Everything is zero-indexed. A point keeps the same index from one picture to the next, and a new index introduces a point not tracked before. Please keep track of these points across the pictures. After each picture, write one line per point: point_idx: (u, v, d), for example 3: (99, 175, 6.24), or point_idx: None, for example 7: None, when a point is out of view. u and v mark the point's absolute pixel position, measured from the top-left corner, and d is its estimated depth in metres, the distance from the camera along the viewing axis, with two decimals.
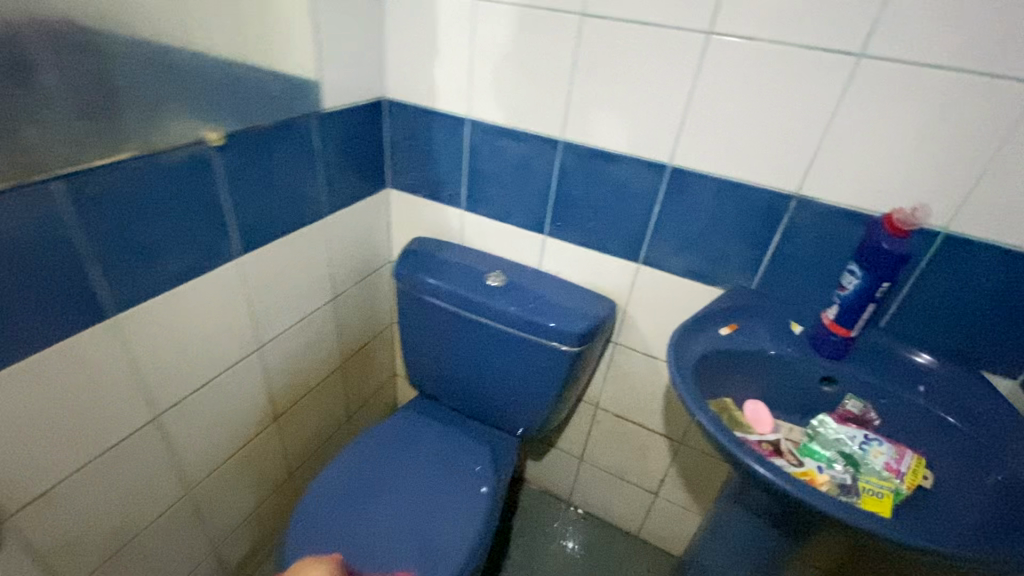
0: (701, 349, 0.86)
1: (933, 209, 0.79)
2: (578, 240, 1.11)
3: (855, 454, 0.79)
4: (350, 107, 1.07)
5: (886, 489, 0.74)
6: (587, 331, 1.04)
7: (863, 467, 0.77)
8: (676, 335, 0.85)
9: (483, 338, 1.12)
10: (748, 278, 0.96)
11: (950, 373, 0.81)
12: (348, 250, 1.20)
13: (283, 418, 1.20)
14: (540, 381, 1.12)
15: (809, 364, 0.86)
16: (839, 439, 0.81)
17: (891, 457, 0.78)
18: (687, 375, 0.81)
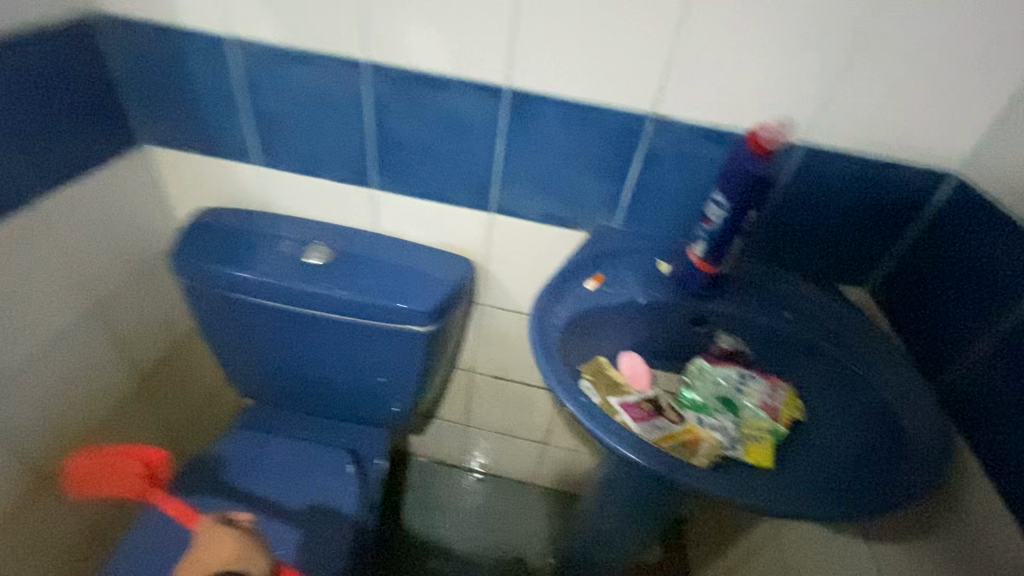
0: (565, 315, 0.74)
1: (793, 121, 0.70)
2: (413, 191, 0.90)
3: (732, 396, 0.74)
4: (27, 30, 0.70)
5: (763, 433, 0.71)
6: (439, 307, 0.87)
7: (740, 411, 0.73)
8: (536, 303, 0.71)
9: (316, 330, 0.91)
10: (612, 217, 0.84)
11: (815, 295, 0.79)
12: (99, 244, 0.88)
13: (60, 477, 0.91)
14: (397, 367, 0.94)
15: (681, 309, 0.78)
16: (716, 381, 0.76)
17: (765, 392, 0.74)
18: (552, 353, 0.68)
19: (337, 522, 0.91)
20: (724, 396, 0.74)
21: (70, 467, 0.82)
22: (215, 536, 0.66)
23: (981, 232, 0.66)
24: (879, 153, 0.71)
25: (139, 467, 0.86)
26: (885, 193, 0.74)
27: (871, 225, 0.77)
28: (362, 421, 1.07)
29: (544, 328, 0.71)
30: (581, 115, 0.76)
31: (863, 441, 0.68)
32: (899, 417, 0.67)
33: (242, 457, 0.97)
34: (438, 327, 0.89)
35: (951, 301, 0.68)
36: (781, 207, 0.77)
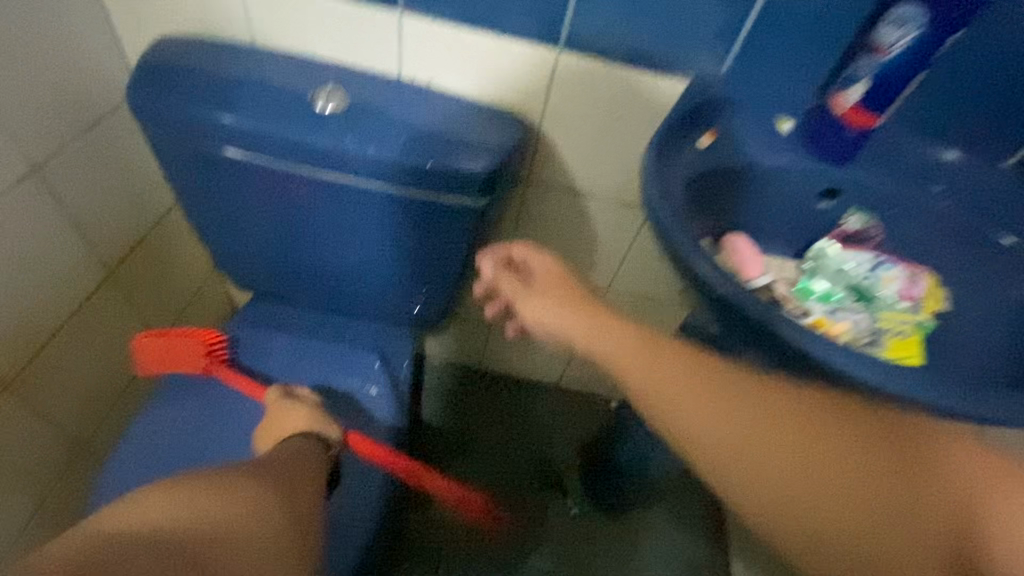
0: (679, 182, 0.58)
1: None
2: (458, 15, 0.66)
3: (863, 286, 0.61)
4: None
5: (905, 327, 0.59)
6: (494, 174, 0.67)
7: (876, 302, 0.60)
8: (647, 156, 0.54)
9: (333, 205, 0.71)
10: (725, 59, 0.63)
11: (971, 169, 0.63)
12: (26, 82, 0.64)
13: (25, 382, 0.77)
14: (434, 254, 0.76)
15: (809, 177, 0.62)
16: (843, 269, 0.62)
17: (903, 279, 0.61)
18: (672, 225, 0.54)
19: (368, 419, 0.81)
20: (853, 285, 0.62)
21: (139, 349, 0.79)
22: (282, 410, 0.69)
23: None
24: None
25: (202, 348, 0.80)
26: None
27: None
28: (384, 323, 0.90)
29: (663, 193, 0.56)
30: None
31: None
32: None
33: (254, 344, 0.85)
34: (489, 204, 0.70)
35: None
36: (962, 47, 0.57)
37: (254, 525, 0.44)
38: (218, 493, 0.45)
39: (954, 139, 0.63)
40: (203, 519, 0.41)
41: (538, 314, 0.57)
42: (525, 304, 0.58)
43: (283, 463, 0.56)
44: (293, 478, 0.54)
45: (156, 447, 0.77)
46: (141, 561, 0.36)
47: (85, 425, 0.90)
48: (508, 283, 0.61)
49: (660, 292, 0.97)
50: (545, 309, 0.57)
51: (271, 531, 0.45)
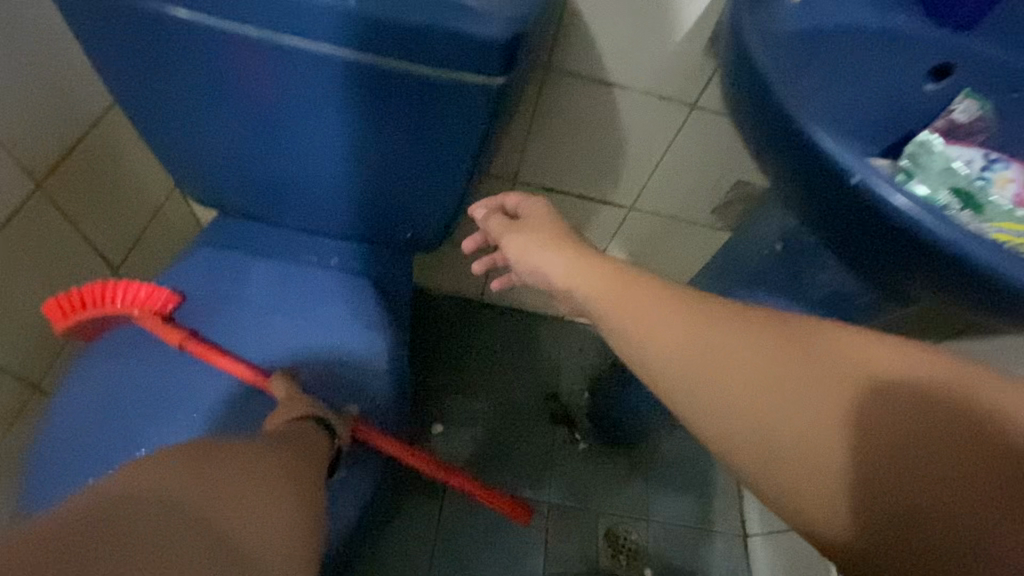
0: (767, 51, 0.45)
1: None
2: None
3: (976, 188, 0.50)
4: None
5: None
6: (517, 34, 0.51)
7: (991, 209, 0.49)
8: None
9: (308, 80, 0.55)
10: None
11: None
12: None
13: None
14: (436, 159, 0.62)
15: (919, 44, 0.50)
16: (953, 165, 0.50)
17: (1015, 186, 0.50)
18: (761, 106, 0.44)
19: (351, 354, 0.68)
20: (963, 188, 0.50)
21: (61, 303, 0.67)
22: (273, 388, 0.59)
23: None
24: None
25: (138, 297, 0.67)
26: None
27: None
28: (377, 246, 0.77)
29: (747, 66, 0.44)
30: None
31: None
32: None
33: (212, 276, 0.71)
34: (511, 82, 0.55)
35: None
36: None
37: (272, 506, 0.33)
38: (224, 461, 0.34)
39: None
40: (205, 498, 0.30)
41: (528, 256, 0.47)
42: (507, 242, 0.49)
43: (284, 443, 0.44)
44: (298, 459, 0.42)
45: (116, 399, 0.62)
46: (134, 534, 0.26)
47: (34, 353, 0.78)
48: (494, 223, 0.51)
49: (690, 212, 0.85)
50: (536, 249, 0.46)
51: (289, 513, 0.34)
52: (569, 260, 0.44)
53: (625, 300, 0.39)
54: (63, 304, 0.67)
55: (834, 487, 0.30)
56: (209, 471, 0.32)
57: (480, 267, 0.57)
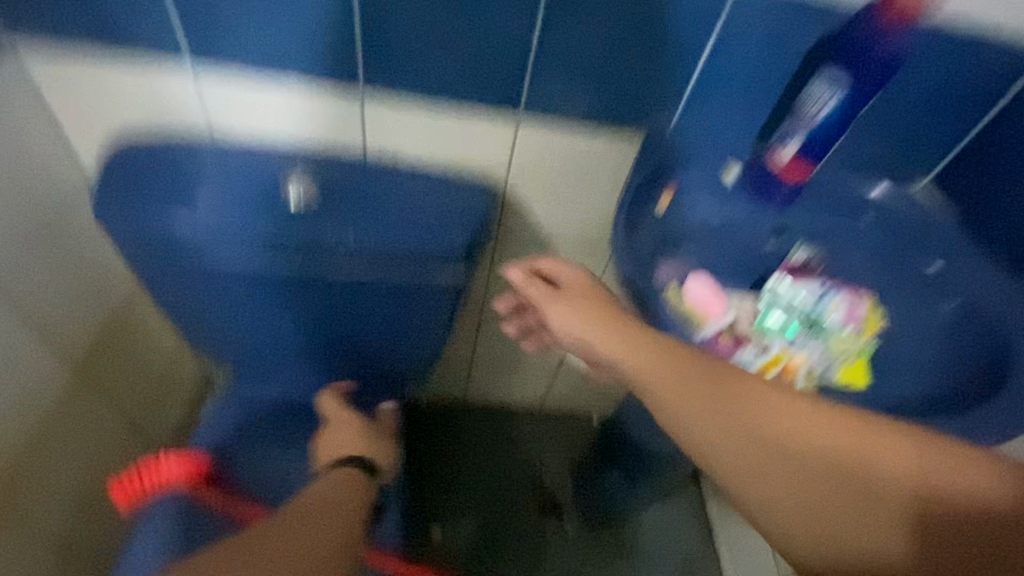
0: (637, 260, 0.67)
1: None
2: (416, 96, 0.69)
3: (817, 317, 0.67)
4: None
5: (848, 357, 0.67)
6: (471, 244, 0.72)
7: (826, 334, 0.67)
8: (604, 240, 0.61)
9: (320, 290, 0.75)
10: (675, 115, 0.69)
11: (897, 199, 0.71)
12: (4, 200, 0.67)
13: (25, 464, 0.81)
14: (418, 322, 0.81)
15: (754, 220, 0.69)
16: (800, 301, 0.67)
17: (845, 310, 0.68)
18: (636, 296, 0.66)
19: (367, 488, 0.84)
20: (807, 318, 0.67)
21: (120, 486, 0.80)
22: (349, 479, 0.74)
23: None
24: (1004, 21, 0.59)
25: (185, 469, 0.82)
26: (991, 71, 0.63)
27: (962, 110, 0.67)
28: (374, 380, 0.92)
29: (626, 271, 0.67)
30: None
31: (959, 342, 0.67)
32: (1003, 336, 0.65)
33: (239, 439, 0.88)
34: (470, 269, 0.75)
35: None
36: None
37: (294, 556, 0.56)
38: (266, 539, 0.57)
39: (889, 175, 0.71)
40: (251, 564, 0.53)
41: (566, 328, 0.63)
42: (553, 310, 0.64)
43: (325, 509, 0.66)
44: (333, 522, 0.63)
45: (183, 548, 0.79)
46: None
47: (88, 488, 0.96)
48: (536, 291, 0.66)
49: None
50: (575, 322, 0.63)
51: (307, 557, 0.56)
52: (605, 333, 0.60)
53: (677, 371, 0.55)
54: (125, 485, 0.80)
55: (883, 539, 0.48)
56: (259, 550, 0.55)
57: (506, 303, 0.74)
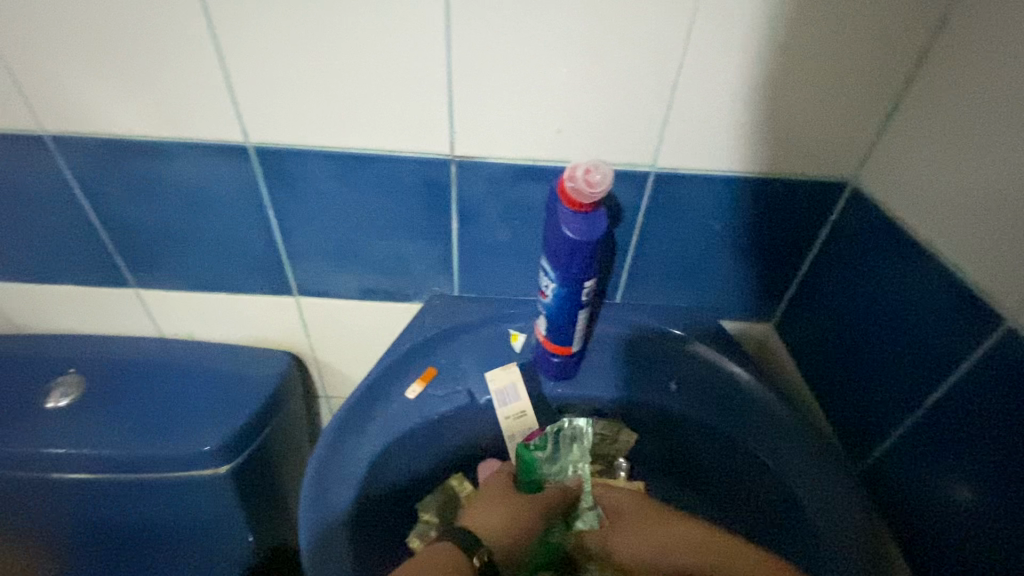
0: (350, 488, 0.53)
1: (639, 169, 0.54)
2: (187, 288, 0.68)
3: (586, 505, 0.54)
4: None
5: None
6: (238, 436, 0.67)
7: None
8: (320, 445, 0.55)
9: (73, 499, 0.67)
10: (451, 284, 0.66)
11: (712, 354, 0.61)
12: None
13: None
14: (200, 521, 0.71)
15: (536, 401, 0.60)
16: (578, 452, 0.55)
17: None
18: (335, 547, 0.50)
19: None
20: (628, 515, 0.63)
21: None
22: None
23: (887, 262, 0.51)
24: (749, 171, 0.54)
25: None
26: (765, 217, 0.58)
27: (759, 254, 0.61)
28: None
29: (318, 513, 0.51)
30: (358, 168, 0.56)
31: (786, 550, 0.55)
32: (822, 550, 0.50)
33: None
34: (246, 461, 0.69)
35: (875, 360, 0.52)
36: (644, 241, 0.60)
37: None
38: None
39: (691, 329, 0.63)
40: None
41: (629, 544, 0.49)
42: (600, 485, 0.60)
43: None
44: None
45: None
46: None
47: None
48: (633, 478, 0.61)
49: None
50: (638, 538, 0.49)
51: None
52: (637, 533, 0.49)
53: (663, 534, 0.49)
54: None
55: None
56: None
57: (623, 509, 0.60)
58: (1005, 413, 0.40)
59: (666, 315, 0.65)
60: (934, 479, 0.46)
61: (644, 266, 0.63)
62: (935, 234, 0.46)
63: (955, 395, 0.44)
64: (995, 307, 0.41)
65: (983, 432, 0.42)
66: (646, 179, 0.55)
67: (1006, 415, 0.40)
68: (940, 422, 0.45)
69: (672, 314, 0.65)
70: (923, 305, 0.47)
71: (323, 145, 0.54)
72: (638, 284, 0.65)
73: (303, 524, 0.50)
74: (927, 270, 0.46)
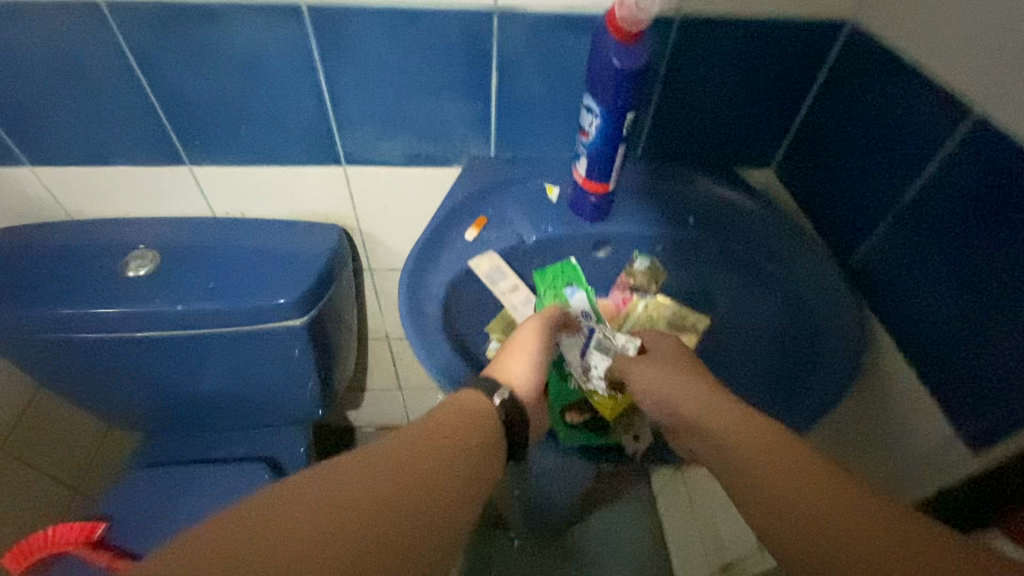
0: (436, 301, 0.64)
1: (667, 13, 0.60)
2: (240, 161, 0.73)
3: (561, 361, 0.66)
4: None
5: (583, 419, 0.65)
6: (311, 292, 0.75)
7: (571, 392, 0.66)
8: (403, 273, 0.63)
9: (172, 354, 0.76)
10: (490, 145, 0.72)
11: (718, 188, 0.70)
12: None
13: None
14: (283, 368, 0.82)
15: (577, 240, 0.69)
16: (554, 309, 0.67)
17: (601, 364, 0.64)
18: (433, 339, 0.60)
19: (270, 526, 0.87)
20: (580, 282, 0.69)
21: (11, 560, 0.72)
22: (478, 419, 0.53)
23: (882, 84, 0.59)
24: (765, 14, 0.60)
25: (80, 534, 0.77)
26: (776, 58, 0.64)
27: (766, 99, 0.69)
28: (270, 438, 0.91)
29: (418, 320, 0.61)
30: (408, 25, 0.60)
31: (782, 337, 0.67)
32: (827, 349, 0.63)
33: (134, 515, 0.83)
34: (317, 317, 0.78)
35: (864, 177, 0.62)
36: (667, 91, 0.67)
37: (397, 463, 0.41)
38: (316, 476, 0.37)
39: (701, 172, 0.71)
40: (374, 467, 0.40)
41: (648, 374, 0.58)
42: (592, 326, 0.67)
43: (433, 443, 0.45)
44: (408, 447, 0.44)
45: None
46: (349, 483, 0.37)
47: None
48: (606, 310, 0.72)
49: None
50: (653, 376, 0.57)
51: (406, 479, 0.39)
52: (667, 371, 0.56)
53: (666, 382, 0.56)
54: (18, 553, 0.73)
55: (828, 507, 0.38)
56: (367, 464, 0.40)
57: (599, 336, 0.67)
58: (972, 186, 0.50)
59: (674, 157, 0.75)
60: (912, 259, 0.57)
61: (665, 116, 0.70)
62: (922, 53, 0.54)
63: (934, 184, 0.54)
64: (968, 103, 0.50)
65: (993, 202, 0.48)
66: (672, 25, 0.61)
67: (974, 192, 0.50)
68: (919, 212, 0.56)
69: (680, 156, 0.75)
70: (912, 115, 0.55)
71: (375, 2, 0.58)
72: (659, 135, 0.72)
73: (405, 321, 0.60)
74: (918, 83, 0.54)
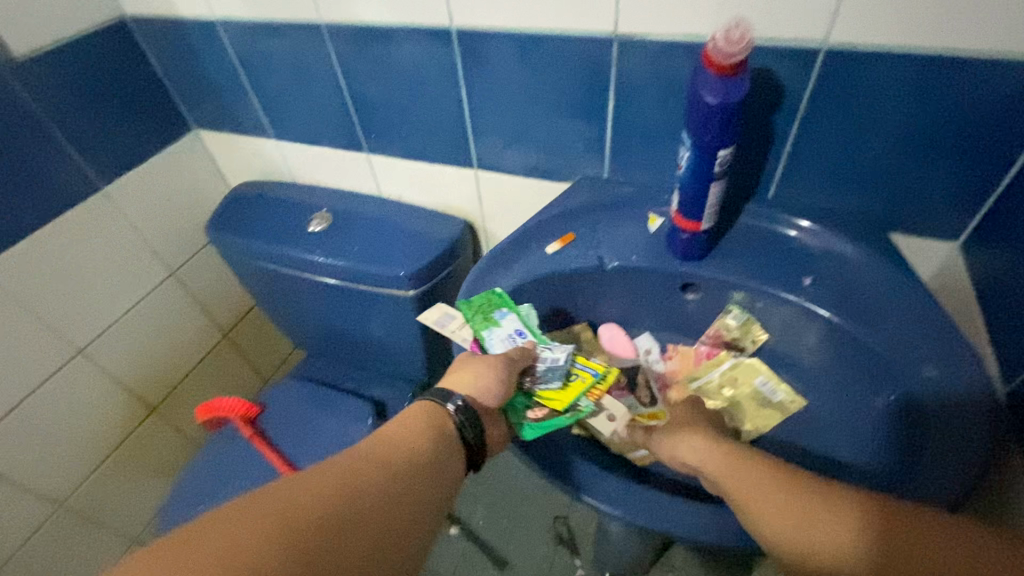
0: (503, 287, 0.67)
1: (808, 45, 0.52)
2: (400, 153, 0.88)
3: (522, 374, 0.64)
4: (76, 52, 0.82)
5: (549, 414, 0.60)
6: (425, 270, 0.87)
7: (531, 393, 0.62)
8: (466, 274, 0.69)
9: (323, 296, 0.96)
10: (604, 167, 0.73)
11: (826, 239, 0.62)
12: (153, 228, 1.01)
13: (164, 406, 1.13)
14: (397, 329, 0.97)
15: (663, 276, 0.66)
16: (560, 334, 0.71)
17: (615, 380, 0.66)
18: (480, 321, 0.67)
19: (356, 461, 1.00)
20: (510, 306, 0.65)
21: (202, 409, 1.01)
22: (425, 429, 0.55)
23: None
24: (944, 47, 0.48)
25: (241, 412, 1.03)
26: (960, 105, 0.51)
27: (945, 153, 0.54)
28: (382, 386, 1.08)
29: None
30: (536, 47, 0.65)
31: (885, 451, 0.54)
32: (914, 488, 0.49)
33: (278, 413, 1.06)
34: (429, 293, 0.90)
35: None
36: (805, 132, 0.59)
37: (338, 472, 0.45)
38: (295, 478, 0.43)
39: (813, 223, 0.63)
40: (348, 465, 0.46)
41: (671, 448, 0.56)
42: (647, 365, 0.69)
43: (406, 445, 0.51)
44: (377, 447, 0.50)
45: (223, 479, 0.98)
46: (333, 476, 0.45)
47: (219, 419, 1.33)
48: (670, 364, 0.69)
49: None
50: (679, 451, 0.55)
51: (349, 502, 0.43)
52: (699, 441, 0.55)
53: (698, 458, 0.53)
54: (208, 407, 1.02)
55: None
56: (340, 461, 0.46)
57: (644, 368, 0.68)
58: None
59: (797, 207, 0.65)
60: None
61: (801, 158, 0.61)
62: None
63: None
64: None
65: None
66: (815, 58, 0.53)
67: None
68: None
69: (804, 207, 0.65)
70: None
71: (511, 27, 0.64)
72: (793, 179, 0.63)
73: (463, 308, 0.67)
74: None
